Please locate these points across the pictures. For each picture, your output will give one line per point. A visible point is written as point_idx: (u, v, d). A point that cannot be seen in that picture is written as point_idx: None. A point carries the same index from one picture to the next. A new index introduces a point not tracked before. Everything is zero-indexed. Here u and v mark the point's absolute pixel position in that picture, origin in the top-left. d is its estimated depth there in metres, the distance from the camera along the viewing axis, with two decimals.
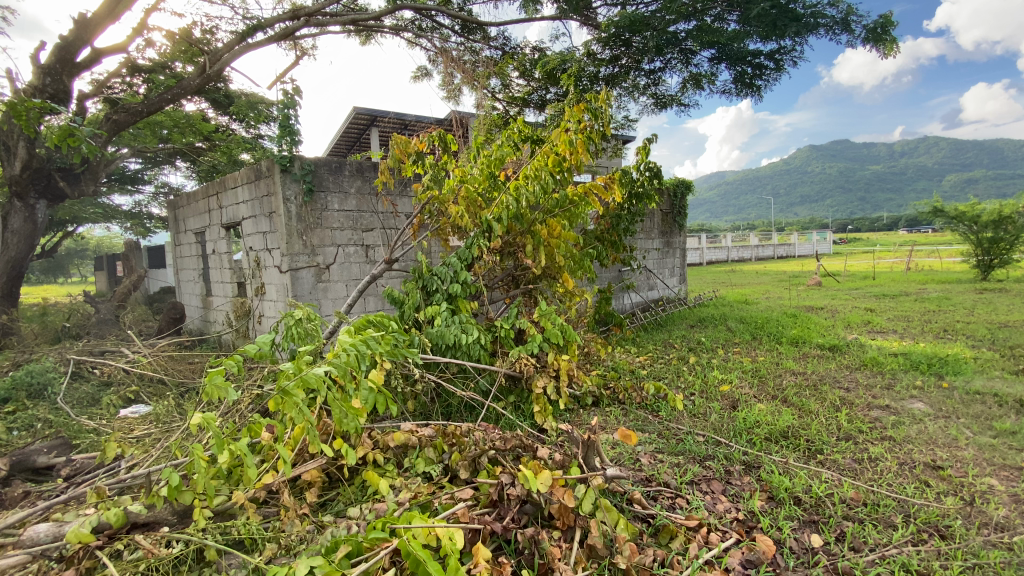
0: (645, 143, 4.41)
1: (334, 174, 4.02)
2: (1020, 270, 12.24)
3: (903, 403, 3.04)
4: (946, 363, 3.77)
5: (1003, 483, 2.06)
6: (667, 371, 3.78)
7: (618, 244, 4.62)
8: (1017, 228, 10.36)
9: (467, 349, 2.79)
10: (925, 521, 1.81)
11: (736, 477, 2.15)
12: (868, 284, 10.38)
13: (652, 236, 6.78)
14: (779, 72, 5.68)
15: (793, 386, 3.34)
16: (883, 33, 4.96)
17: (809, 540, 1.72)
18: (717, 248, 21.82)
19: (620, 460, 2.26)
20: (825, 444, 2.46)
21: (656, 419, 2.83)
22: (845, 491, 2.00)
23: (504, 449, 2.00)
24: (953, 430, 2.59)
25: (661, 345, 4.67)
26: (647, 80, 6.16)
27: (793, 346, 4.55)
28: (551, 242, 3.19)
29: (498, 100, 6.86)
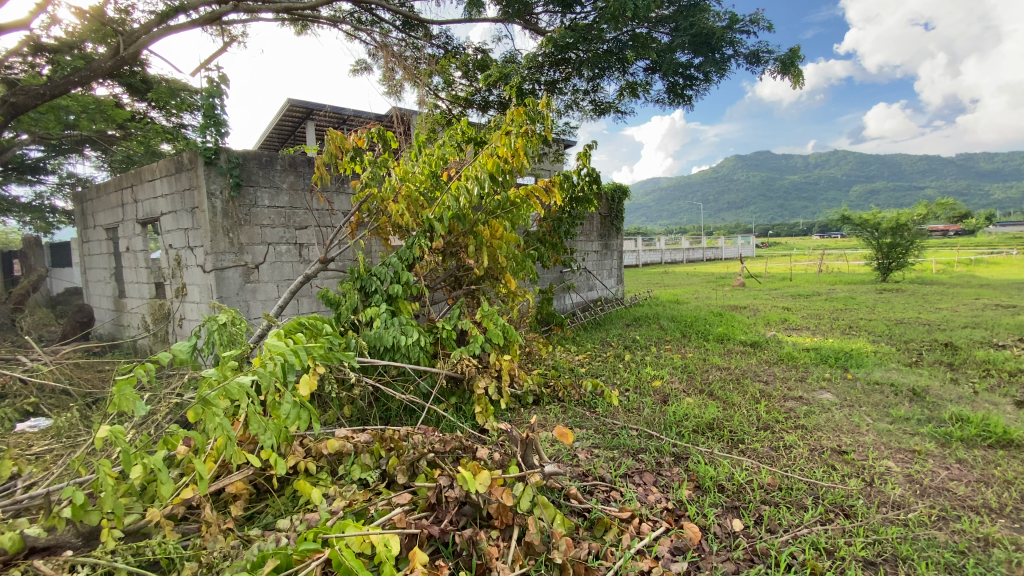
0: (585, 147, 4.52)
1: (264, 168, 3.81)
2: (911, 271, 13.71)
3: (814, 394, 3.31)
4: (850, 357, 4.14)
5: (898, 464, 2.29)
6: (604, 368, 3.89)
7: (559, 246, 4.71)
8: (911, 235, 11.57)
9: (406, 351, 2.72)
10: (832, 502, 1.97)
11: (666, 468, 2.25)
12: (786, 285, 11.23)
13: (592, 238, 6.96)
14: (707, 85, 6.01)
15: (718, 380, 3.55)
16: (792, 64, 5.38)
17: (731, 525, 1.82)
18: (653, 249, 22.79)
19: (558, 457, 2.30)
20: (746, 433, 2.62)
21: (594, 416, 2.90)
22: (763, 477, 2.15)
23: (443, 451, 1.98)
24: (856, 417, 2.85)
25: (599, 343, 4.80)
26: (586, 87, 6.32)
27: (719, 343, 4.83)
28: (493, 243, 3.18)
29: (440, 99, 6.80)
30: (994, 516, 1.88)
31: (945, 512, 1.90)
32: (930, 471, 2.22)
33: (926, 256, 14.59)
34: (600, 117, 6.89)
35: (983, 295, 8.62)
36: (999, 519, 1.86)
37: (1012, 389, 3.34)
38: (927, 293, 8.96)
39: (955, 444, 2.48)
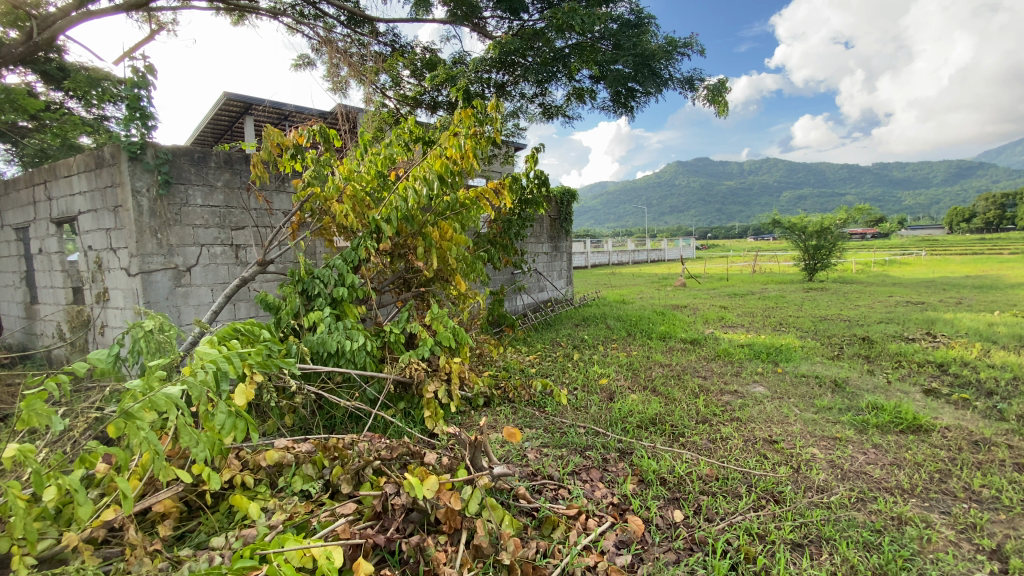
0: (534, 151, 4.57)
1: (196, 165, 3.58)
2: (834, 271, 14.81)
3: (748, 387, 3.51)
4: (780, 352, 4.42)
5: (822, 451, 2.46)
6: (554, 368, 3.94)
7: (509, 247, 4.72)
8: (833, 238, 12.49)
9: (351, 356, 2.64)
10: (764, 489, 2.09)
11: (612, 464, 2.31)
12: (723, 285, 11.84)
13: (542, 240, 7.04)
14: (648, 96, 6.24)
15: (661, 376, 3.69)
16: (719, 95, 5.69)
17: (672, 516, 1.90)
18: (601, 251, 23.37)
19: (507, 458, 2.31)
20: (686, 427, 2.73)
21: (543, 415, 2.93)
22: (702, 468, 2.25)
23: (390, 458, 1.94)
24: (785, 408, 3.04)
25: (549, 344, 4.86)
26: (534, 91, 6.39)
27: (661, 341, 5.02)
28: (442, 245, 3.14)
29: (387, 98, 6.67)
30: (905, 495, 2.05)
31: (863, 495, 2.05)
32: (850, 457, 2.40)
33: (846, 257, 15.80)
34: (548, 121, 6.99)
35: (894, 293, 9.43)
36: (910, 498, 2.03)
37: (918, 378, 3.67)
38: (847, 292, 9.71)
39: (872, 430, 2.69)
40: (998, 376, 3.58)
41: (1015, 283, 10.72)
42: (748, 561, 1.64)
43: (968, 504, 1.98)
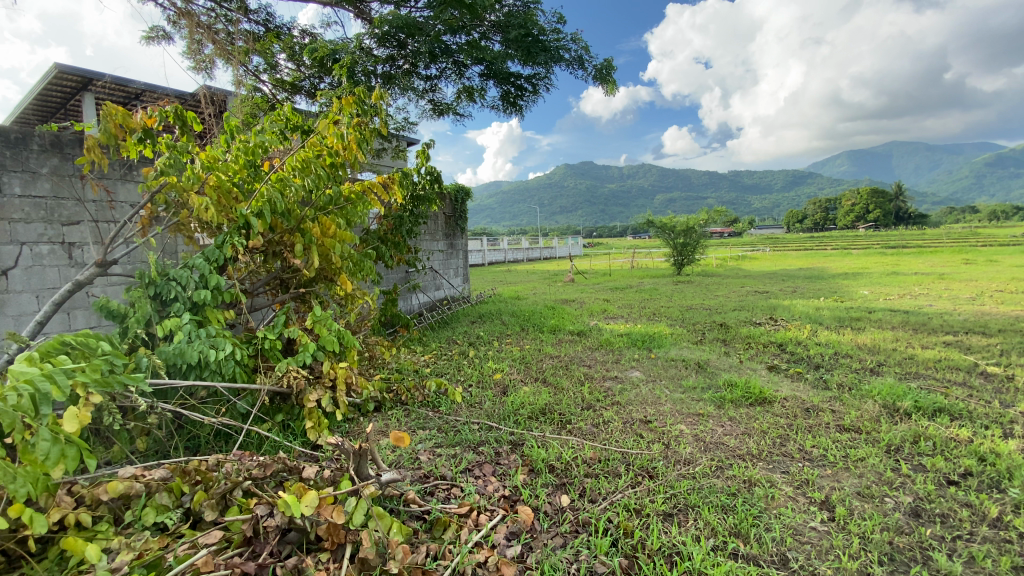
0: (424, 146, 4.46)
1: (11, 148, 2.96)
2: (699, 267, 16.59)
3: (626, 372, 3.80)
4: (654, 339, 4.84)
5: (689, 426, 2.73)
6: (448, 366, 3.90)
7: (402, 245, 4.55)
8: (696, 237, 13.98)
9: (217, 368, 2.35)
10: (640, 466, 2.26)
11: (504, 457, 2.34)
12: (608, 279, 12.68)
13: (436, 237, 6.89)
14: (535, 95, 6.44)
15: (551, 367, 3.83)
16: (608, 74, 6.05)
17: (560, 501, 1.97)
18: (496, 249, 23.67)
19: (398, 462, 2.23)
20: (573, 414, 2.87)
21: (436, 415, 2.88)
22: (586, 452, 2.37)
23: (263, 476, 1.78)
24: (658, 390, 3.32)
25: (444, 342, 4.79)
26: (424, 84, 6.28)
27: (552, 334, 5.21)
28: (324, 242, 2.90)
29: (261, 81, 6.11)
30: (755, 460, 2.35)
31: (721, 463, 2.31)
32: (712, 430, 2.69)
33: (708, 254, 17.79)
34: (438, 116, 6.91)
35: (746, 284, 10.80)
36: (758, 462, 2.33)
37: (764, 357, 4.24)
38: (709, 283, 10.93)
39: (727, 405, 3.05)
40: (821, 352, 4.26)
41: (832, 273, 12.88)
42: (626, 536, 1.76)
43: (801, 463, 2.32)
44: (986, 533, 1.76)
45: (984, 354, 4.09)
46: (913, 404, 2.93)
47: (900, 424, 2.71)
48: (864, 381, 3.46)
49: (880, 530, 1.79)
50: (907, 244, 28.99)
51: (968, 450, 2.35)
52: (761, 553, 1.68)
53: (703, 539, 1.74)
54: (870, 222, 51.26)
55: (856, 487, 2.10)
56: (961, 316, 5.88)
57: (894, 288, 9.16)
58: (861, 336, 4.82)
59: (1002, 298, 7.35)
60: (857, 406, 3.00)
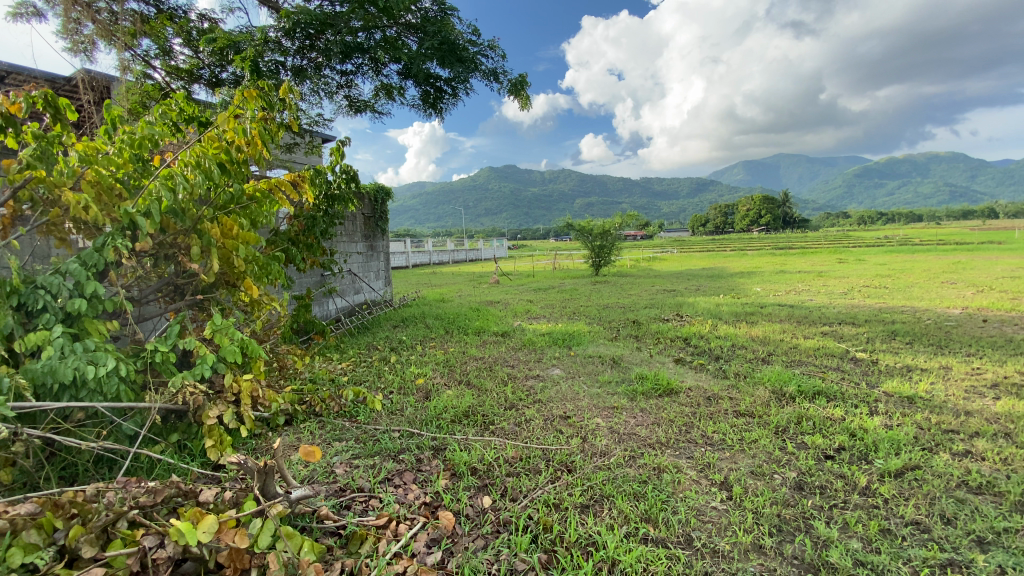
0: (339, 143, 4.27)
1: None
2: (616, 267, 17.41)
3: (548, 370, 3.88)
4: (573, 337, 5.00)
5: (604, 419, 2.85)
6: (368, 373, 3.76)
7: (315, 247, 4.32)
8: (612, 239, 14.65)
9: (98, 386, 2.07)
10: (560, 461, 2.32)
11: (425, 464, 2.29)
12: (531, 281, 12.91)
13: (355, 239, 6.62)
14: (455, 98, 6.40)
15: (474, 369, 3.83)
16: (522, 89, 6.15)
17: (481, 503, 1.97)
18: (420, 251, 23.24)
19: (310, 478, 2.11)
20: (496, 415, 2.88)
21: (353, 425, 2.76)
22: (508, 451, 2.40)
23: (154, 505, 1.60)
24: (576, 386, 3.44)
25: (364, 348, 4.62)
26: (338, 80, 6.01)
27: (476, 336, 5.20)
28: (225, 244, 2.66)
29: (152, 67, 5.56)
30: (663, 448, 2.50)
31: (634, 452, 2.44)
32: (625, 422, 2.83)
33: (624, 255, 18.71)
34: (355, 114, 6.66)
35: (658, 283, 11.49)
36: (666, 449, 2.48)
37: (672, 350, 4.54)
38: (624, 283, 11.50)
39: (639, 397, 3.22)
40: (721, 344, 4.64)
41: (732, 272, 14.09)
42: (546, 530, 1.80)
43: (704, 447, 2.51)
44: (857, 500, 2.00)
45: (853, 342, 4.66)
46: (797, 389, 3.27)
47: (786, 407, 3.01)
48: (757, 370, 3.81)
49: (770, 504, 1.97)
50: (792, 244, 32.44)
51: (841, 427, 2.67)
52: (669, 535, 1.78)
53: (616, 527, 1.82)
54: (762, 226, 56.70)
55: (751, 466, 2.31)
56: (835, 309, 6.66)
57: (782, 285, 10.21)
58: (755, 329, 5.31)
59: (867, 292, 8.44)
60: (751, 392, 3.29)
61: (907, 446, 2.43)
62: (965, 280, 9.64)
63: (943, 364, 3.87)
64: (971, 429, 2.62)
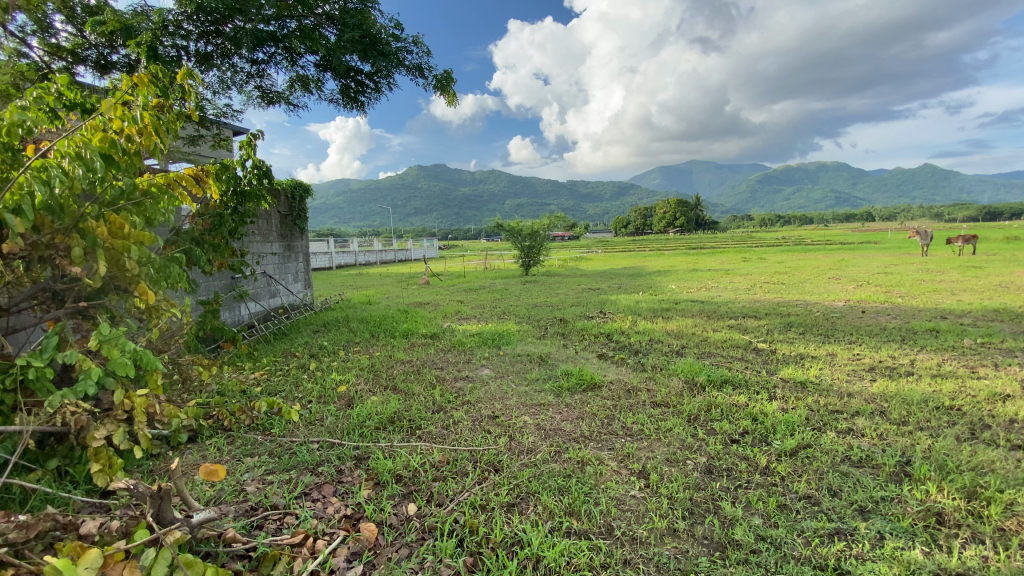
0: (250, 136, 3.99)
1: None
2: (544, 267, 17.76)
3: (477, 371, 3.87)
4: (502, 337, 5.03)
5: (532, 417, 2.89)
6: (284, 383, 3.54)
7: (223, 247, 4.00)
8: (540, 240, 14.92)
9: None
10: (487, 461, 2.31)
11: (346, 475, 2.19)
12: (461, 281, 12.84)
13: (270, 238, 6.23)
14: (378, 93, 6.21)
15: (401, 373, 3.73)
16: (448, 84, 6.09)
17: (406, 510, 1.91)
18: (345, 251, 22.33)
19: (216, 499, 1.94)
20: (423, 419, 2.82)
21: (267, 438, 2.58)
22: (434, 455, 2.35)
23: (25, 541, 1.39)
24: (505, 386, 3.46)
25: (280, 356, 4.35)
26: (249, 69, 5.61)
27: (403, 338, 5.07)
28: (115, 245, 2.37)
29: (26, 45, 4.88)
30: (587, 441, 2.58)
31: (559, 447, 2.49)
32: (551, 418, 2.88)
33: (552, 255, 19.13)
34: (268, 105, 6.25)
35: (582, 282, 11.85)
36: (589, 442, 2.56)
37: (596, 346, 4.70)
38: (552, 282, 11.75)
39: (565, 393, 3.30)
40: (641, 339, 4.87)
41: (652, 271, 14.87)
42: (472, 533, 1.78)
43: (625, 438, 2.62)
44: (759, 480, 2.17)
45: (756, 334, 5.08)
46: (707, 378, 3.51)
47: (698, 396, 3.22)
48: (672, 362, 4.04)
49: (683, 489, 2.09)
50: (705, 245, 34.84)
51: (745, 413, 2.90)
52: (591, 526, 1.84)
53: (541, 523, 1.84)
54: (679, 227, 60.39)
55: (666, 454, 2.44)
56: (741, 304, 7.23)
57: (695, 282, 10.94)
58: (671, 324, 5.63)
59: (768, 288, 9.24)
60: (666, 383, 3.48)
61: (800, 427, 2.69)
62: (847, 276, 10.86)
63: (830, 351, 4.33)
64: (853, 409, 2.94)
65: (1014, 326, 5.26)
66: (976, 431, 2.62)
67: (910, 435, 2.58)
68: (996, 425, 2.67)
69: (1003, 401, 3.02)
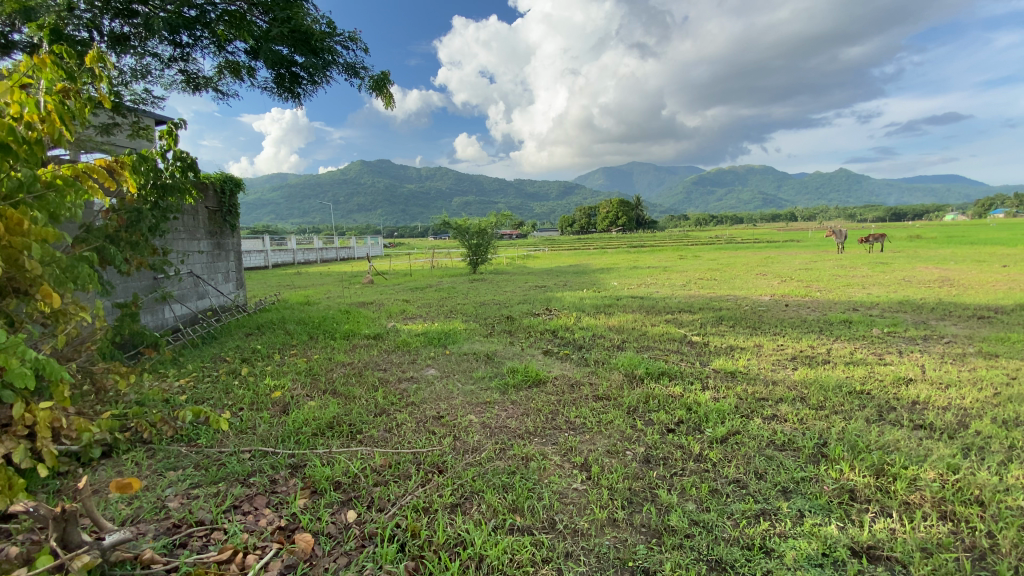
0: (172, 125, 3.71)
1: None
2: (491, 265, 17.77)
3: (422, 371, 3.81)
4: (448, 336, 4.98)
5: (477, 416, 2.88)
6: (213, 390, 3.33)
7: (143, 245, 3.70)
8: (487, 238, 14.90)
9: None
10: (430, 463, 2.28)
11: (281, 484, 2.10)
12: (407, 280, 12.61)
13: (198, 235, 5.84)
14: (314, 85, 5.96)
15: (341, 377, 3.60)
16: (385, 85, 5.94)
17: (345, 518, 1.86)
18: (282, 249, 21.32)
19: (134, 518, 1.80)
20: (364, 423, 2.74)
21: (193, 450, 2.42)
22: (376, 460, 2.30)
23: None
24: (450, 385, 3.43)
25: (209, 361, 4.09)
26: (171, 52, 5.22)
27: (344, 340, 4.91)
28: (13, 244, 2.10)
29: None
30: (531, 437, 2.60)
31: (504, 444, 2.50)
32: (496, 416, 2.89)
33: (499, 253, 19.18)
34: (194, 92, 5.84)
35: (529, 279, 11.95)
36: (533, 438, 2.58)
37: (541, 343, 4.76)
38: (499, 280, 11.77)
39: (510, 390, 3.32)
40: (584, 335, 4.97)
41: (597, 268, 15.25)
42: (414, 537, 1.76)
43: (567, 432, 2.67)
44: (692, 466, 2.28)
45: (691, 327, 5.33)
46: (645, 371, 3.64)
47: (637, 388, 3.34)
48: (614, 356, 4.16)
49: (623, 479, 2.16)
50: (646, 243, 36.13)
51: (681, 403, 3.03)
52: (534, 522, 1.86)
53: (484, 522, 1.84)
54: (621, 226, 62.29)
55: (607, 446, 2.51)
56: (677, 299, 7.57)
57: (636, 278, 11.32)
58: (613, 319, 5.79)
59: (702, 284, 9.71)
60: (608, 377, 3.58)
61: (731, 415, 2.85)
62: (774, 272, 11.62)
63: (757, 343, 4.61)
64: (777, 396, 3.15)
65: (915, 316, 5.82)
66: (883, 413, 2.88)
67: (826, 418, 2.80)
68: (899, 407, 2.94)
69: (905, 384, 3.34)
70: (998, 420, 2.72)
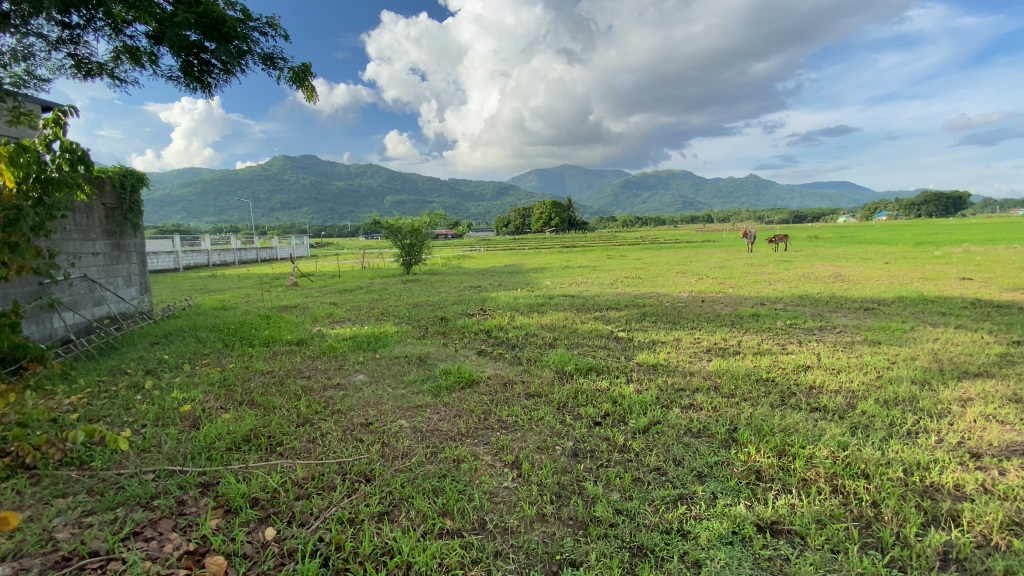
0: (58, 113, 3.32)
1: None
2: (425, 265, 17.51)
3: (350, 377, 3.68)
4: (378, 339, 4.85)
5: (408, 420, 2.83)
6: (111, 406, 3.02)
7: (24, 248, 3.28)
8: (420, 238, 14.66)
9: None
10: (357, 472, 2.21)
11: (190, 505, 1.95)
12: (336, 281, 12.12)
13: (92, 235, 5.28)
14: (228, 75, 5.57)
15: (261, 387, 3.39)
16: (306, 76, 5.66)
17: (263, 536, 1.76)
18: (195, 249, 19.72)
19: (14, 553, 1.60)
20: (285, 434, 2.61)
21: (85, 474, 2.18)
22: (297, 472, 2.19)
23: None
24: (380, 390, 3.34)
25: (106, 375, 3.71)
26: (58, 33, 4.67)
27: (264, 347, 4.63)
28: None
29: None
30: (463, 439, 2.60)
31: (435, 448, 2.47)
32: (427, 419, 2.85)
33: None
34: (86, 77, 5.27)
35: (464, 280, 11.92)
36: (465, 440, 2.58)
37: (474, 343, 4.76)
38: (433, 281, 11.63)
39: (441, 392, 3.29)
40: (517, 334, 5.03)
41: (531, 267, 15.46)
42: (338, 550, 1.70)
43: (499, 432, 2.69)
44: (617, 457, 2.38)
45: (618, 324, 5.56)
46: (575, 367, 3.75)
47: (567, 384, 3.42)
48: (545, 354, 4.24)
49: (552, 474, 2.21)
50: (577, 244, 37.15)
51: (607, 397, 3.14)
52: (464, 524, 1.86)
53: (413, 529, 1.81)
54: (554, 226, 63.68)
55: (537, 443, 2.55)
56: (606, 296, 7.87)
57: (568, 278, 11.62)
58: (545, 318, 5.91)
59: (629, 282, 10.15)
60: (539, 375, 3.65)
61: (652, 406, 2.99)
62: (695, 270, 12.38)
63: (677, 337, 4.90)
64: (694, 386, 3.36)
65: (813, 309, 6.45)
66: (785, 398, 3.16)
67: (737, 405, 3.03)
68: (799, 392, 3.24)
69: (803, 371, 3.69)
70: (879, 400, 3.08)
